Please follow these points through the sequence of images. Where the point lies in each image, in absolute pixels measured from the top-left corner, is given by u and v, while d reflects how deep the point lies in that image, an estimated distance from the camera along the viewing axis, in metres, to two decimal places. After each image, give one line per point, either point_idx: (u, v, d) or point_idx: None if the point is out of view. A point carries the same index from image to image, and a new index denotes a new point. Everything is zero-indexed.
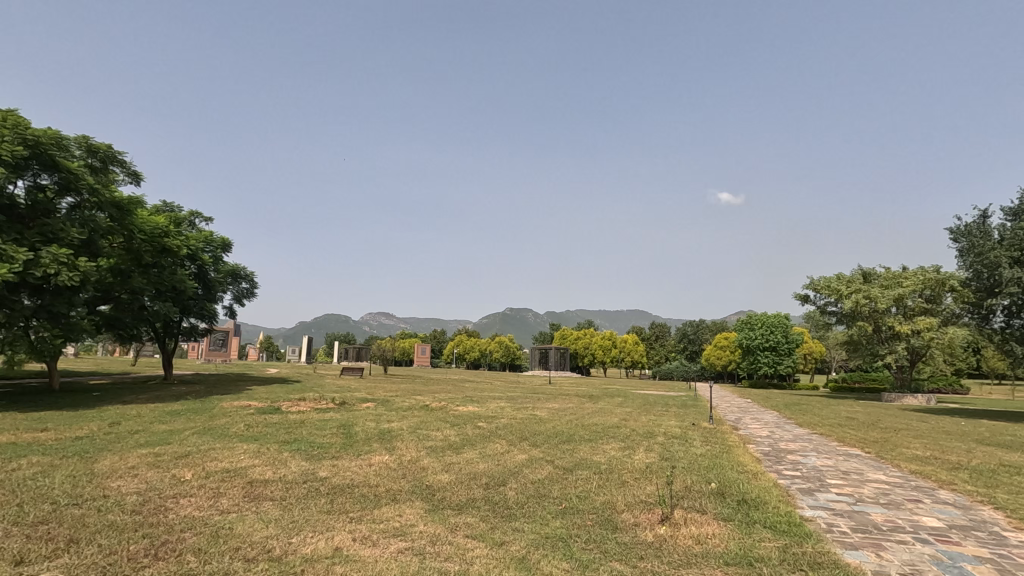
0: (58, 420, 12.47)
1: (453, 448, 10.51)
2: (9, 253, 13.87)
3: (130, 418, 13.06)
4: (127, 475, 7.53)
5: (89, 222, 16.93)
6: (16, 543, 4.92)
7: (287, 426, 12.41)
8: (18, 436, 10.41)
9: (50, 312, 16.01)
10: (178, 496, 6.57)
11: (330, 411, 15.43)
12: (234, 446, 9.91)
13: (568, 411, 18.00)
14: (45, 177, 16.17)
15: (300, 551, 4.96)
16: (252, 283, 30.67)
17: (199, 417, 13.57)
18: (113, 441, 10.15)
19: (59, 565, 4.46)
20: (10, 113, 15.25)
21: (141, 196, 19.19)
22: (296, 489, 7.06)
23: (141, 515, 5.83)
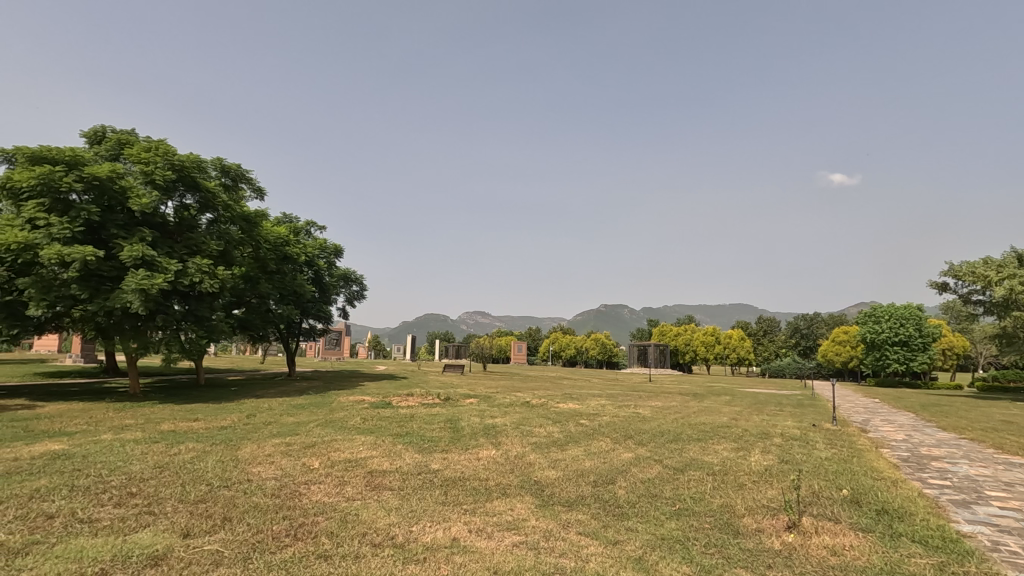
0: (205, 411, 14.10)
1: (558, 444, 10.54)
2: (163, 265, 15.82)
3: (264, 410, 14.43)
4: (265, 462, 8.32)
5: (224, 234, 18.94)
6: (183, 518, 5.60)
7: (399, 420, 13.08)
8: (176, 425, 11.88)
9: (195, 316, 18.12)
10: (309, 483, 7.15)
11: (436, 406, 16.11)
12: (353, 438, 10.60)
13: (672, 409, 17.42)
14: (189, 197, 18.33)
15: (421, 539, 5.18)
16: (362, 285, 32.67)
17: (321, 410, 14.74)
18: (251, 431, 11.28)
19: (218, 540, 5.00)
20: (162, 143, 17.44)
21: (265, 209, 21.25)
22: (412, 480, 7.40)
23: (280, 498, 6.41)
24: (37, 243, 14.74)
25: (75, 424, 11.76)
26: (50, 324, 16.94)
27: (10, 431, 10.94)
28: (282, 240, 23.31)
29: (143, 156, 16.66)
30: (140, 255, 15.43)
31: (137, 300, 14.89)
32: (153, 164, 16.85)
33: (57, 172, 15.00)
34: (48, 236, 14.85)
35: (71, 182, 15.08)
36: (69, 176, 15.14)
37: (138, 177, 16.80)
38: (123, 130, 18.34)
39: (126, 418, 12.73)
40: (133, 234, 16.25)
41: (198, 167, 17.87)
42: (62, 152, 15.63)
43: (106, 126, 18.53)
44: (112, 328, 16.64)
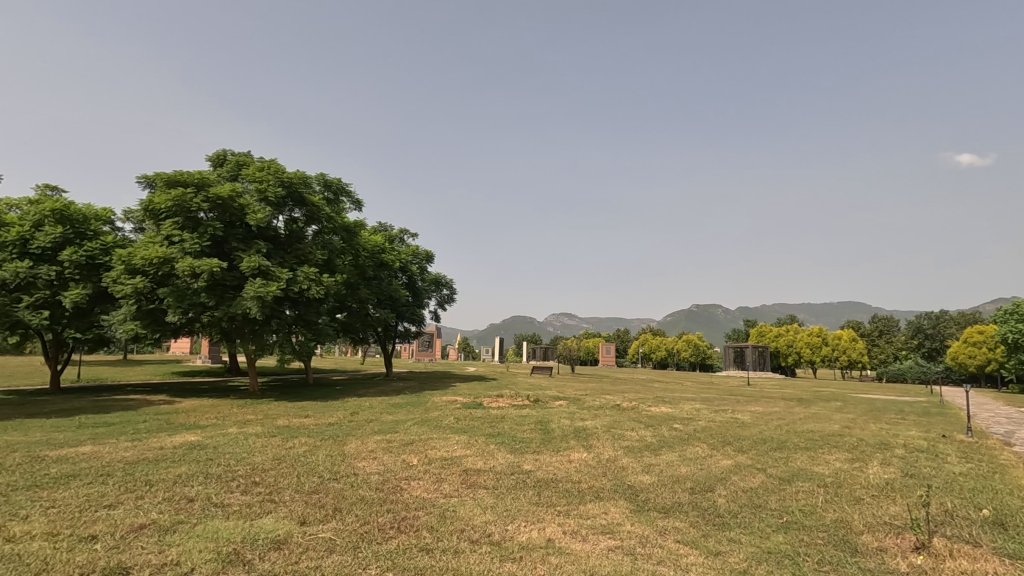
0: (315, 408, 15.20)
1: (651, 448, 10.28)
2: (276, 274, 17.29)
3: (365, 409, 15.32)
4: (369, 457, 8.85)
5: (328, 244, 20.39)
6: (299, 507, 6.09)
7: (490, 421, 13.35)
8: (290, 421, 12.93)
9: (305, 320, 19.58)
10: (409, 478, 7.51)
11: (526, 407, 16.26)
12: (447, 437, 10.97)
13: (775, 415, 16.35)
14: (297, 211, 19.91)
15: (516, 538, 5.26)
16: (452, 289, 33.72)
17: (417, 409, 15.37)
18: (355, 428, 12.04)
19: (331, 528, 5.38)
20: (273, 162, 19.14)
21: (363, 219, 22.63)
22: (505, 480, 7.55)
23: (384, 492, 6.79)
24: (173, 257, 16.67)
25: (207, 419, 13.15)
26: (185, 328, 19.04)
27: (156, 423, 12.45)
28: (378, 247, 24.71)
29: (257, 175, 18.36)
30: (257, 265, 16.97)
31: (255, 306, 16.39)
32: (266, 182, 18.53)
33: (188, 195, 16.90)
34: (182, 250, 16.72)
35: (199, 202, 16.92)
36: (198, 198, 17.01)
37: (254, 195, 18.53)
38: (241, 153, 20.29)
39: (249, 414, 14.05)
40: (251, 246, 17.91)
41: (304, 182, 19.41)
42: (192, 176, 17.56)
43: (227, 150, 20.58)
44: (234, 332, 18.41)
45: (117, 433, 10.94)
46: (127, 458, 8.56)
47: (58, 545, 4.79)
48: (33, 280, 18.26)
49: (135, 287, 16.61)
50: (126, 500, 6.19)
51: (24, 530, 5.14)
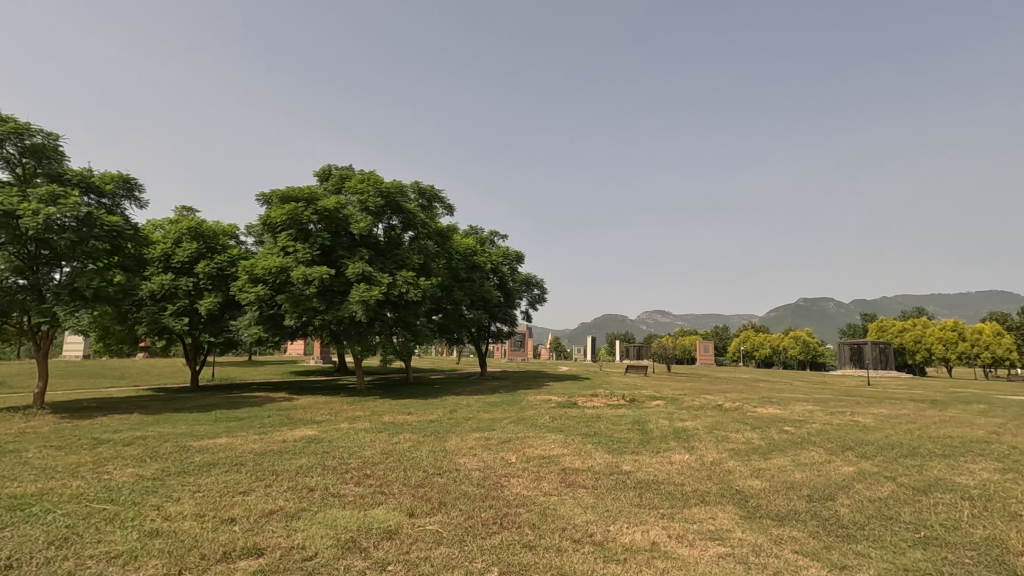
0: (416, 406, 15.92)
1: (759, 451, 9.69)
2: (378, 279, 18.31)
3: (463, 407, 15.81)
4: (469, 454, 9.10)
5: (424, 248, 21.30)
6: (407, 499, 6.41)
7: (586, 420, 13.24)
8: (394, 417, 13.64)
9: (404, 322, 20.58)
10: (509, 476, 7.63)
11: (621, 407, 15.92)
12: (544, 435, 11.02)
13: (904, 419, 14.77)
14: (395, 218, 20.99)
15: (619, 539, 5.17)
16: (543, 289, 33.88)
17: (513, 408, 15.62)
18: (454, 425, 12.46)
19: (438, 521, 5.60)
20: (372, 174, 20.35)
21: (455, 223, 23.41)
22: (605, 480, 7.45)
23: (485, 488, 6.95)
24: (288, 266, 18.20)
25: (321, 415, 14.21)
26: (300, 332, 20.71)
27: (278, 418, 13.65)
28: (471, 250, 25.41)
29: (359, 187, 19.60)
30: (360, 271, 18.09)
31: (360, 309, 17.47)
32: (367, 193, 19.74)
33: (300, 209, 18.38)
34: (296, 260, 18.24)
35: (310, 215, 18.36)
36: (308, 211, 18.46)
37: (356, 206, 19.80)
38: (343, 166, 21.67)
39: (358, 410, 15.02)
40: (355, 253, 19.12)
41: (400, 191, 20.46)
42: (302, 191, 19.03)
43: (331, 165, 22.12)
44: (342, 334, 19.74)
45: (246, 427, 12.13)
46: (256, 449, 9.48)
47: (204, 525, 5.39)
48: (175, 291, 20.71)
49: (258, 294, 18.34)
50: (257, 488, 6.84)
51: (177, 510, 5.84)
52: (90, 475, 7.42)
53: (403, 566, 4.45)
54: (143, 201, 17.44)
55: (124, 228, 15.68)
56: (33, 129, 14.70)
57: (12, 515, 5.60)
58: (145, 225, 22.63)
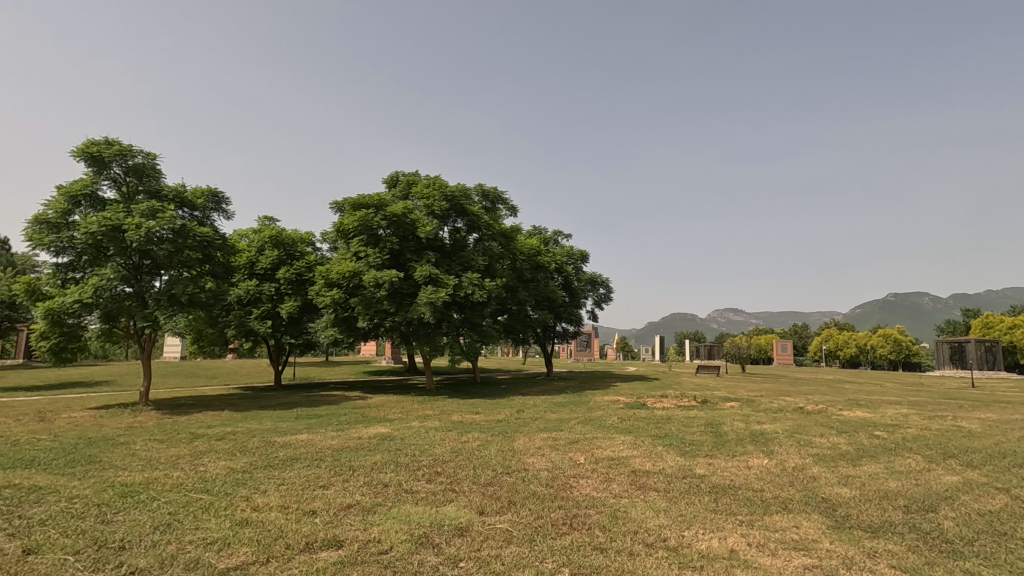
0: (484, 406, 16.10)
1: (847, 458, 9.05)
2: (444, 281, 18.69)
3: (530, 407, 15.82)
4: (538, 454, 9.09)
5: (488, 250, 21.54)
6: (477, 497, 6.49)
7: (656, 421, 12.89)
8: (463, 416, 13.88)
9: (471, 323, 20.87)
10: (578, 476, 7.55)
11: (694, 409, 15.38)
12: (613, 436, 10.84)
13: (1017, 424, 13.32)
14: (460, 221, 21.37)
15: (695, 546, 4.98)
16: (609, 288, 33.35)
17: (580, 408, 15.47)
18: (522, 425, 12.49)
19: (507, 520, 5.63)
20: (438, 178, 20.85)
21: (519, 224, 23.54)
22: (678, 483, 7.21)
23: (554, 488, 6.92)
24: (360, 270, 18.97)
25: (393, 413, 14.68)
26: (372, 333, 21.47)
27: (353, 416, 14.24)
28: (535, 250, 25.44)
29: (425, 192, 20.14)
30: (427, 273, 18.54)
31: (428, 311, 17.90)
32: (432, 197, 20.25)
33: (370, 215, 19.12)
34: (367, 264, 18.98)
35: (379, 221, 19.06)
36: (378, 217, 19.17)
37: (422, 210, 20.37)
38: (410, 172, 22.31)
39: (428, 409, 15.40)
40: (422, 257, 19.68)
41: (464, 194, 20.83)
42: (372, 198, 19.80)
43: (399, 172, 22.87)
44: (412, 335, 20.29)
45: (325, 424, 12.74)
46: (335, 445, 9.94)
47: (289, 516, 5.70)
48: (259, 296, 22.11)
49: (333, 298, 19.23)
50: (335, 482, 7.16)
51: (264, 502, 6.21)
52: (188, 467, 8.05)
53: (475, 563, 4.49)
54: (230, 212, 18.72)
55: (213, 239, 16.90)
56: (135, 150, 16.18)
57: (123, 501, 6.16)
58: (232, 235, 24.28)
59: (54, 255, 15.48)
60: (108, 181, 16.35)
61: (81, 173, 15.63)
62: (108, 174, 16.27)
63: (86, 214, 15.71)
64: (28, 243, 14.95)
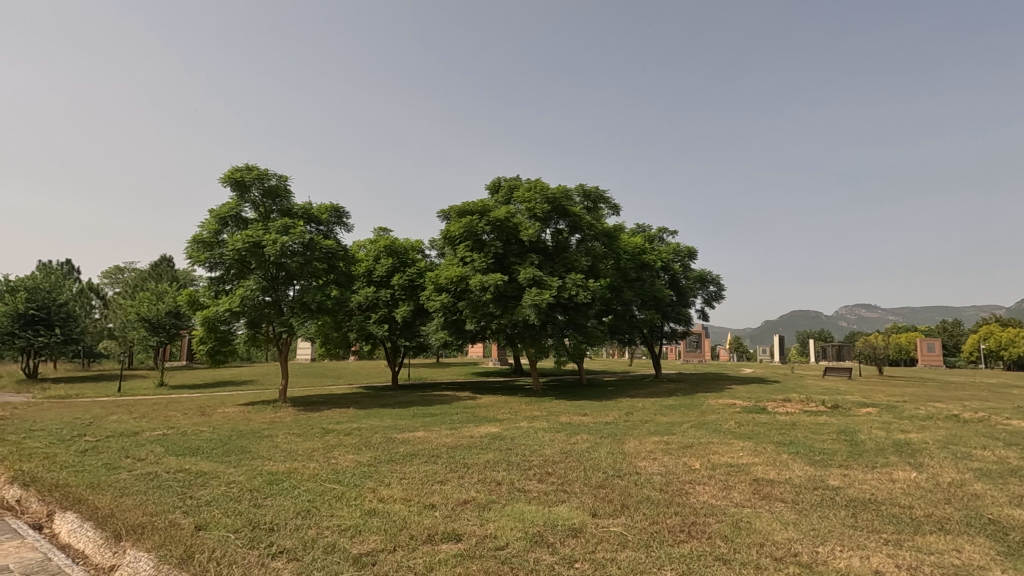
0: (591, 408, 15.97)
1: (1020, 474, 7.80)
2: (548, 283, 18.83)
3: (639, 410, 15.43)
4: (650, 458, 8.83)
5: (591, 251, 21.38)
6: (588, 499, 6.45)
7: (779, 428, 11.97)
8: (571, 418, 13.87)
9: (576, 324, 20.85)
10: (694, 482, 7.23)
11: (822, 414, 14.12)
12: (730, 442, 10.24)
13: None
14: (562, 223, 21.40)
15: (831, 563, 4.57)
16: (720, 285, 31.65)
17: (693, 412, 14.81)
18: (632, 428, 12.23)
19: (620, 524, 5.53)
20: (539, 181, 21.08)
21: (622, 223, 23.12)
22: (808, 494, 6.65)
23: (669, 493, 6.67)
24: (467, 275, 19.70)
25: (502, 413, 15.03)
26: (480, 336, 22.14)
27: (465, 415, 14.77)
28: (639, 249, 24.79)
29: (527, 196, 20.47)
30: (531, 276, 18.79)
31: (532, 313, 18.15)
32: (534, 201, 20.51)
33: (475, 221, 19.76)
34: (473, 269, 19.64)
35: (484, 226, 19.65)
36: (482, 223, 19.77)
37: (524, 214, 20.70)
38: (512, 177, 22.73)
39: (535, 410, 15.59)
40: (526, 260, 19.98)
41: (566, 195, 20.82)
42: (475, 205, 20.45)
43: (501, 178, 23.40)
44: (518, 337, 20.64)
45: (440, 422, 13.36)
46: (449, 443, 10.40)
47: (411, 508, 6.06)
48: (377, 301, 23.78)
49: (442, 302, 20.14)
50: (451, 478, 7.48)
51: (389, 494, 6.65)
52: (323, 459, 8.85)
53: (591, 565, 4.47)
54: (350, 225, 20.27)
55: (337, 250, 18.38)
56: (269, 174, 18.07)
57: (271, 487, 6.91)
58: (351, 246, 26.24)
59: (208, 269, 17.71)
60: (249, 203, 18.42)
61: (227, 197, 17.75)
62: (248, 197, 18.35)
63: (232, 233, 17.80)
64: (188, 260, 17.28)
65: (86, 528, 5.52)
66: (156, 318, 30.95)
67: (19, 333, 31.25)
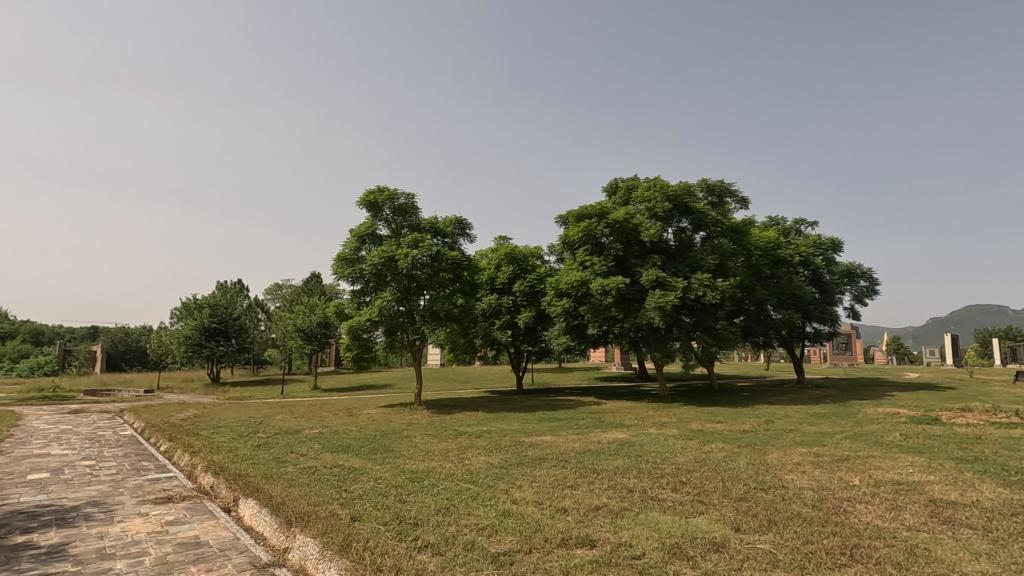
0: (726, 415, 15.02)
1: None
2: (673, 283, 18.12)
3: (781, 418, 14.21)
4: (798, 471, 8.08)
5: (718, 248, 20.19)
6: (729, 512, 6.06)
7: (959, 442, 10.31)
8: (704, 425, 13.16)
9: (705, 326, 19.77)
10: (853, 500, 6.47)
11: (1016, 427, 11.93)
12: (895, 457, 9.03)
13: None
14: (685, 221, 20.51)
15: None
16: (872, 280, 28.22)
17: (846, 421, 13.31)
18: (773, 437, 11.30)
19: (768, 541, 5.11)
20: (659, 179, 20.42)
21: (752, 217, 21.59)
22: (1004, 521, 5.64)
23: (823, 511, 6.05)
24: (588, 279, 19.61)
25: (629, 419, 14.69)
26: (602, 340, 21.84)
27: (590, 420, 14.65)
28: (773, 244, 22.99)
29: (646, 195, 19.94)
30: (654, 277, 18.21)
31: (657, 315, 17.52)
32: (654, 200, 19.90)
33: (594, 224, 19.67)
34: (593, 273, 19.51)
35: (602, 229, 19.48)
36: (601, 226, 19.62)
37: (645, 214, 20.17)
38: (629, 178, 22.25)
39: (664, 416, 15.02)
40: (648, 260, 19.40)
41: (688, 192, 19.94)
42: (593, 208, 20.34)
43: (618, 179, 23.02)
44: (642, 340, 20.05)
45: (566, 427, 13.41)
46: (577, 448, 10.38)
47: (544, 512, 6.13)
48: (500, 307, 24.61)
49: (564, 307, 20.25)
50: (582, 484, 7.45)
51: (521, 496, 6.80)
52: (457, 459, 9.30)
53: None
54: (473, 236, 21.12)
55: (461, 260, 19.33)
56: (399, 193, 19.47)
57: (413, 485, 7.40)
58: (474, 255, 27.39)
59: (351, 283, 19.49)
60: (382, 221, 19.96)
61: (364, 217, 19.43)
62: (382, 216, 19.92)
63: (370, 249, 19.41)
64: (334, 275, 19.15)
65: (264, 513, 6.33)
66: (309, 327, 34.65)
67: (205, 343, 36.77)
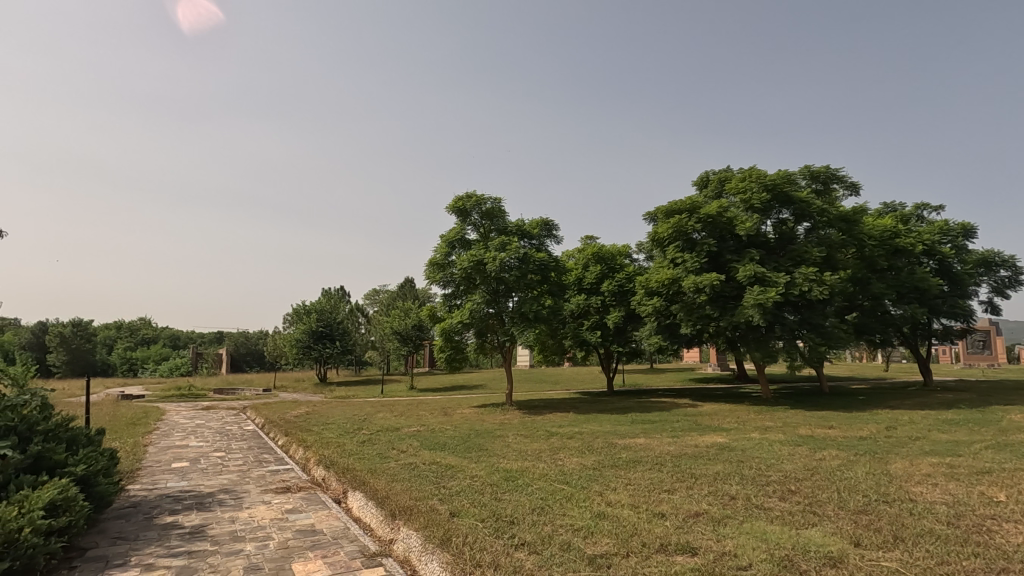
0: (839, 420, 13.84)
1: None
2: (774, 279, 17.06)
3: (905, 424, 12.85)
4: (928, 483, 7.26)
5: (825, 239, 18.67)
6: (846, 525, 5.59)
7: None
8: (814, 430, 12.20)
9: (811, 324, 18.38)
10: (999, 519, 5.72)
11: None
12: None
13: None
14: (785, 211, 19.23)
15: None
16: (1015, 269, 24.81)
17: (986, 429, 11.78)
18: (896, 445, 10.25)
19: (893, 559, 4.66)
20: (754, 169, 19.29)
21: (863, 204, 19.79)
22: None
23: (962, 529, 5.40)
24: (679, 276, 18.92)
25: (728, 423, 13.97)
26: (697, 340, 20.98)
27: (686, 423, 14.11)
28: (889, 232, 20.92)
29: (740, 186, 18.88)
30: (753, 273, 17.19)
31: (757, 313, 16.54)
32: (750, 190, 18.77)
33: (684, 220, 18.96)
34: (685, 270, 18.79)
35: (693, 224, 18.74)
36: (692, 221, 18.89)
37: (740, 206, 19.09)
38: (722, 169, 21.22)
39: (768, 420, 14.13)
40: (744, 255, 18.38)
41: (789, 181, 18.64)
42: (684, 202, 19.62)
43: (709, 172, 22.01)
44: (741, 340, 19.01)
45: (661, 429, 13.01)
46: (673, 451, 10.03)
47: (640, 516, 5.99)
48: (589, 308, 24.52)
49: (655, 306, 19.69)
50: (679, 488, 7.18)
51: (616, 498, 6.69)
52: (550, 460, 9.31)
53: None
54: (560, 237, 21.08)
55: (548, 261, 19.40)
56: (485, 198, 19.94)
57: (507, 484, 7.52)
58: (561, 257, 27.42)
59: (442, 287, 20.18)
60: (470, 226, 20.48)
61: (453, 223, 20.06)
62: (470, 221, 20.44)
63: (459, 254, 19.98)
64: (427, 280, 19.94)
65: (371, 505, 6.72)
66: (405, 330, 36.13)
67: (313, 345, 39.73)
